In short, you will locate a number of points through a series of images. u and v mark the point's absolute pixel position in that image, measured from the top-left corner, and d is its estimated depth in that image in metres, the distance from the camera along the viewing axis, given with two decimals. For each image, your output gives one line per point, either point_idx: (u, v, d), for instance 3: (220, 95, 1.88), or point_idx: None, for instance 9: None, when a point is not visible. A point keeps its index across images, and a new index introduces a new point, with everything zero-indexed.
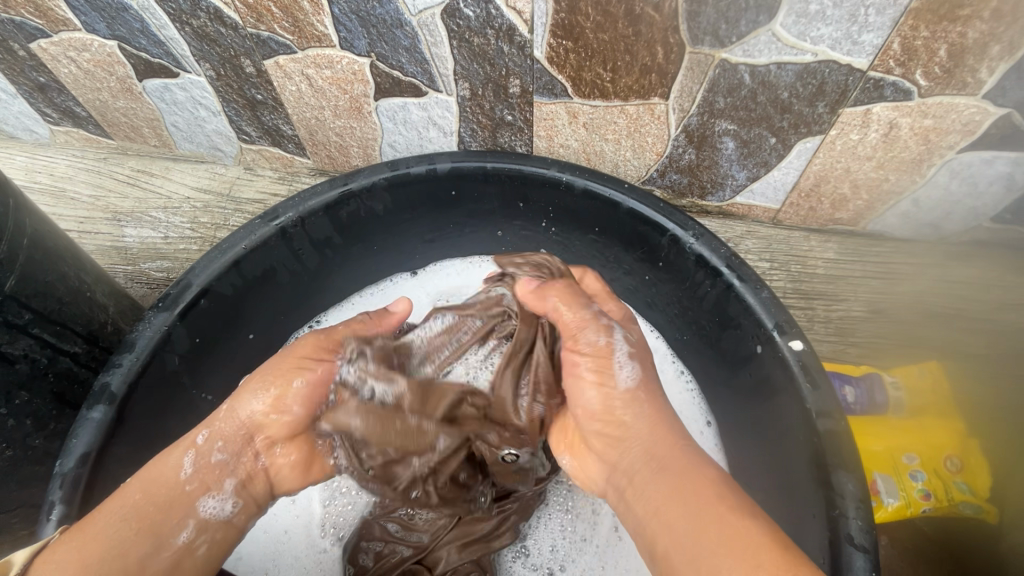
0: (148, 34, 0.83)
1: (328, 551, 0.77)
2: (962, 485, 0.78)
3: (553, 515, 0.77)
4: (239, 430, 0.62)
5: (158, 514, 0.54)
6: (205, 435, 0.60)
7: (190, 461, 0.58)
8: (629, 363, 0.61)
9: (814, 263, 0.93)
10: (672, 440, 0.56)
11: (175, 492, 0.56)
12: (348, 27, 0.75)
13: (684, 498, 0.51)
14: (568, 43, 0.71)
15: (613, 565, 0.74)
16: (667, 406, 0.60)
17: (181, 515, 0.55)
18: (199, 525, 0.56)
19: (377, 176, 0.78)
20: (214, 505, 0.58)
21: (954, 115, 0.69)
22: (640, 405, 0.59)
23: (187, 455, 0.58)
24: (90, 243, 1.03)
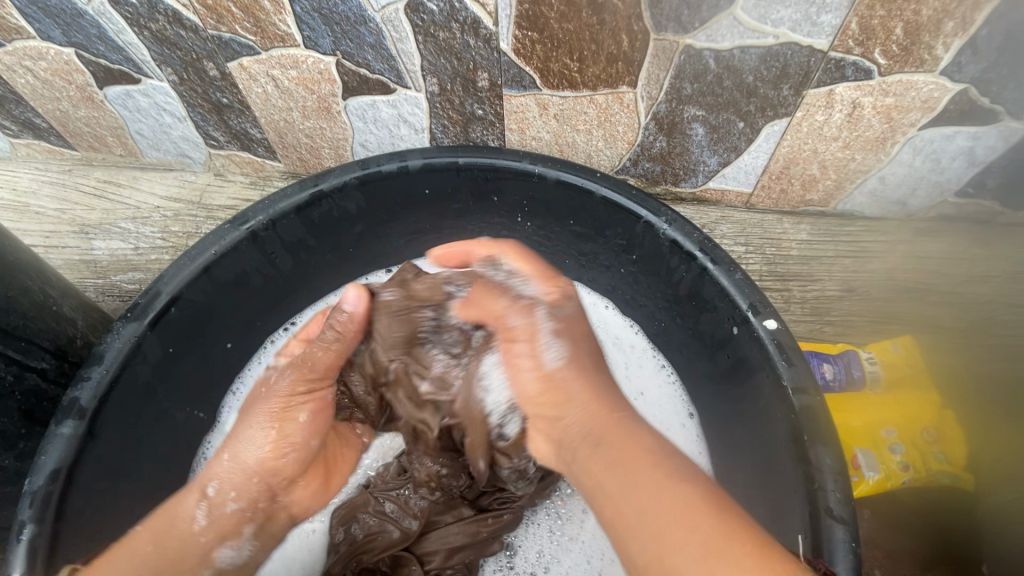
0: (106, 40, 0.81)
1: (315, 532, 0.77)
2: (940, 455, 0.80)
3: (539, 519, 0.77)
4: (250, 479, 0.64)
5: (168, 565, 0.58)
6: (216, 487, 0.63)
7: (203, 514, 0.62)
8: (555, 342, 0.59)
9: (788, 245, 0.94)
10: (608, 411, 0.55)
11: (189, 542, 0.60)
12: (310, 25, 0.74)
13: (621, 472, 0.49)
14: (533, 35, 0.71)
15: (599, 557, 0.74)
16: (594, 370, 0.59)
17: (196, 565, 0.60)
18: (214, 574, 0.62)
19: (348, 175, 0.77)
20: (231, 553, 0.63)
21: (914, 92, 0.70)
22: (570, 381, 0.57)
23: (199, 505, 0.62)
24: (57, 258, 1.00)
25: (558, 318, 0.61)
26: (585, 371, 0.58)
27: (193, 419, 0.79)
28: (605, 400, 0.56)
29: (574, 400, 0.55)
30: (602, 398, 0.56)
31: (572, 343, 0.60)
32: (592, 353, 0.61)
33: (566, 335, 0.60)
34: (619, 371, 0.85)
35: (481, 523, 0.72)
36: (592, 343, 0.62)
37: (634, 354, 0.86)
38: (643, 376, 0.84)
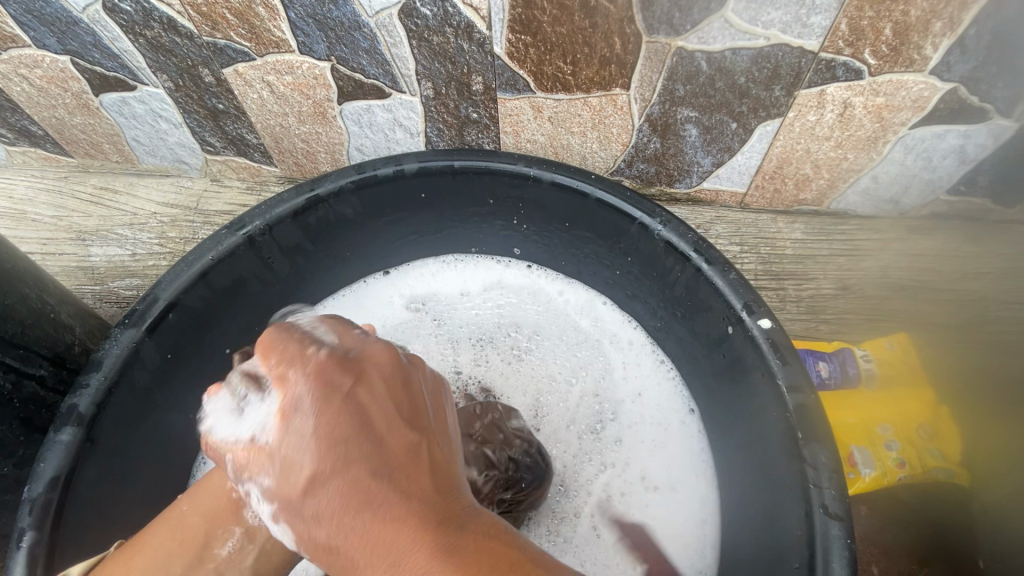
0: (101, 47, 0.81)
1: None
2: (935, 452, 0.80)
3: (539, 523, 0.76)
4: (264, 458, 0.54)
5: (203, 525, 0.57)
6: None
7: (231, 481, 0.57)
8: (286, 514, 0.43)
9: (783, 244, 0.94)
10: (402, 563, 0.39)
11: (224, 503, 0.57)
12: (305, 31, 0.75)
13: None
14: (526, 38, 0.71)
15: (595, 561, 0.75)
16: (355, 506, 0.40)
17: (228, 525, 0.57)
18: (247, 534, 0.57)
19: (344, 179, 0.77)
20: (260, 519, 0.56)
21: (904, 92, 0.71)
22: (341, 548, 0.40)
23: (232, 470, 0.58)
24: (54, 265, 1.00)
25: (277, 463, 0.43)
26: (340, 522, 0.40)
27: (192, 424, 0.80)
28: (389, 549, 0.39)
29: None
30: (388, 540, 0.40)
31: (287, 488, 0.42)
32: (348, 458, 0.41)
33: (300, 482, 0.42)
34: (617, 371, 0.85)
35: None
36: (330, 463, 0.41)
37: (632, 354, 0.86)
38: (641, 377, 0.84)
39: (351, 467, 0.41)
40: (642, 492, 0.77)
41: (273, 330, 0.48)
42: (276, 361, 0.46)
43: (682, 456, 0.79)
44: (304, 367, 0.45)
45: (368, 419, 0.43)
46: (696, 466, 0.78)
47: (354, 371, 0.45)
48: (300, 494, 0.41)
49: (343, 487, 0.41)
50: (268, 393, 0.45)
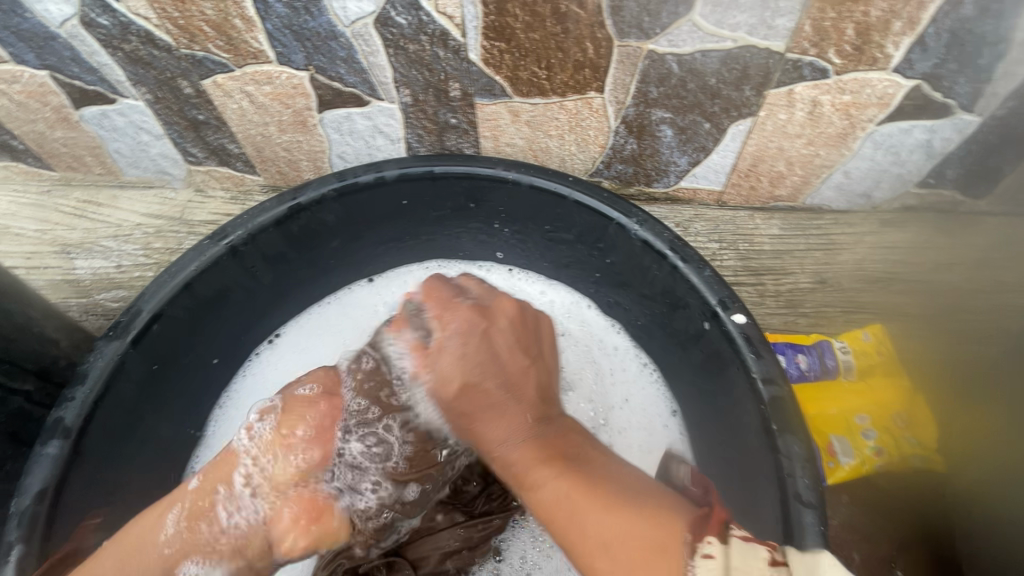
0: (79, 62, 0.82)
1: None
2: (911, 439, 0.83)
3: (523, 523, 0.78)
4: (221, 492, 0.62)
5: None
6: (177, 514, 0.61)
7: (170, 525, 0.61)
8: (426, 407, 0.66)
9: (761, 241, 0.96)
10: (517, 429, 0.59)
11: (152, 556, 0.59)
12: (282, 42, 0.76)
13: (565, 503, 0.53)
14: (501, 45, 0.72)
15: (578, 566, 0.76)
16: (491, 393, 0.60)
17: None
18: None
19: (325, 187, 0.78)
20: (196, 571, 0.61)
21: (870, 89, 0.73)
22: (478, 413, 0.60)
23: (169, 514, 0.61)
24: (39, 279, 1.01)
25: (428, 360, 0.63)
26: (484, 398, 0.60)
27: (180, 434, 0.80)
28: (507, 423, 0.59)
29: (488, 443, 0.60)
30: (503, 425, 0.59)
31: (439, 386, 0.62)
32: (487, 369, 0.60)
33: (448, 387, 0.61)
34: (604, 372, 0.87)
35: (473, 528, 0.76)
36: (481, 365, 0.60)
37: (617, 354, 0.88)
38: (626, 378, 0.86)
39: (493, 368, 0.60)
40: None
41: (432, 281, 0.69)
42: (434, 304, 0.66)
43: (665, 457, 0.80)
44: (455, 311, 0.64)
45: (488, 354, 0.61)
46: None
47: (487, 319, 0.63)
48: (447, 394, 0.61)
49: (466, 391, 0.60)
50: (429, 327, 0.65)
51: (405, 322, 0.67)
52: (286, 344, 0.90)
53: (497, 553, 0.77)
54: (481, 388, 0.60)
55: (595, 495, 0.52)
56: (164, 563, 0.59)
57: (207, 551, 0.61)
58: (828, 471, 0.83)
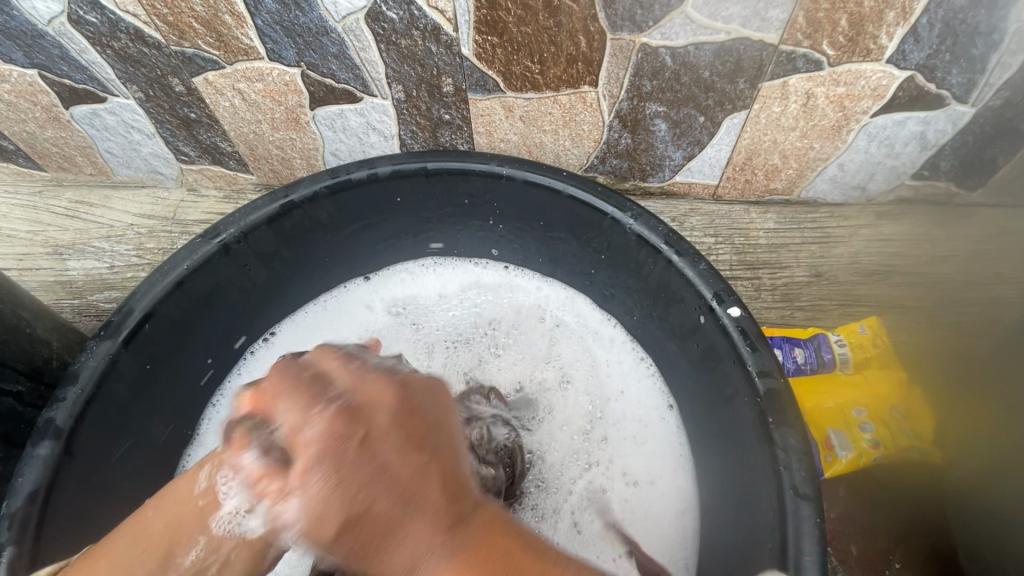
0: (68, 60, 0.81)
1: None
2: (908, 431, 0.82)
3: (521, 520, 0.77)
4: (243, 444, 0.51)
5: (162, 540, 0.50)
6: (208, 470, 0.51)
7: (203, 478, 0.51)
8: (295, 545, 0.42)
9: (756, 234, 0.96)
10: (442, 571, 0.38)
11: (189, 509, 0.51)
12: (273, 38, 0.75)
13: None
14: (493, 39, 0.72)
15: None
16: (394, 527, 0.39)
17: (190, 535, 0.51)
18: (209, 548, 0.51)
19: (318, 184, 0.77)
20: (231, 526, 0.50)
21: (864, 81, 0.73)
22: (373, 556, 0.39)
23: (202, 468, 0.52)
24: (31, 280, 1.00)
25: (281, 485, 0.39)
26: (385, 534, 0.39)
27: (173, 434, 0.80)
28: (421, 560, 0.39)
29: None
30: (412, 563, 0.38)
31: (308, 529, 0.38)
32: (379, 496, 0.39)
33: (320, 531, 0.38)
34: (601, 368, 0.86)
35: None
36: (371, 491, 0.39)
37: (614, 349, 0.87)
38: (623, 373, 0.86)
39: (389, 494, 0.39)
40: (624, 487, 0.78)
41: (312, 353, 0.47)
42: (272, 393, 0.42)
43: (662, 451, 0.80)
44: (316, 410, 0.40)
45: (365, 468, 0.39)
46: (676, 462, 0.78)
47: (362, 419, 0.40)
48: (321, 539, 0.38)
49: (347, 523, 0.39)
50: (276, 434, 0.40)
51: (235, 431, 0.43)
52: (282, 342, 0.90)
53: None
54: (378, 519, 0.39)
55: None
56: (197, 517, 0.51)
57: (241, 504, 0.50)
58: (825, 465, 0.82)
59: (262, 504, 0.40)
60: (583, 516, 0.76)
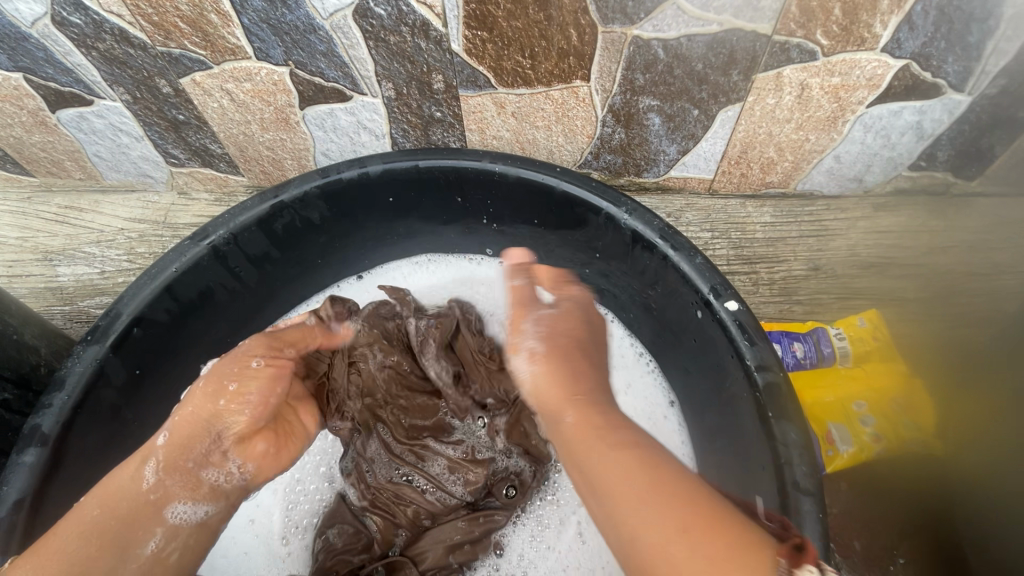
0: (53, 62, 0.80)
1: (289, 556, 0.77)
2: (910, 424, 0.81)
3: (522, 524, 0.77)
4: (202, 426, 0.63)
5: (120, 529, 0.56)
6: (153, 468, 0.60)
7: (151, 473, 0.59)
8: (525, 352, 0.68)
9: (753, 228, 0.95)
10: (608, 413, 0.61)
11: (139, 502, 0.58)
12: (260, 37, 0.74)
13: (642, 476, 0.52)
14: (483, 34, 0.71)
15: (575, 568, 0.75)
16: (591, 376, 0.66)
17: (147, 525, 0.58)
18: (169, 533, 0.59)
19: (308, 184, 0.76)
20: (184, 511, 0.60)
21: (859, 71, 0.72)
22: (568, 372, 0.65)
23: (146, 465, 0.60)
24: (21, 287, 0.98)
25: (555, 310, 0.71)
26: (584, 369, 0.66)
27: None
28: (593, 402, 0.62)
29: (565, 400, 0.63)
30: (590, 406, 0.61)
31: (547, 330, 0.69)
32: (581, 353, 0.68)
33: (552, 333, 0.69)
34: None
35: (473, 522, 0.74)
36: (586, 347, 0.69)
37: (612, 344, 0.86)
38: (622, 369, 0.84)
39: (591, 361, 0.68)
40: None
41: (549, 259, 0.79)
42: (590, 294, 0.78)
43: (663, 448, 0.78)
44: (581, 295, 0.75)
45: (590, 341, 0.70)
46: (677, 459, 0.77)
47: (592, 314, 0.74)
48: (548, 342, 0.68)
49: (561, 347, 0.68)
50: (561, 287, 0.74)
51: (517, 276, 0.73)
52: None
53: (497, 548, 0.75)
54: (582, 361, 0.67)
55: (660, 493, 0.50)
56: (149, 510, 0.58)
57: (193, 491, 0.61)
58: (826, 460, 0.82)
59: (529, 310, 0.71)
60: (587, 525, 0.76)
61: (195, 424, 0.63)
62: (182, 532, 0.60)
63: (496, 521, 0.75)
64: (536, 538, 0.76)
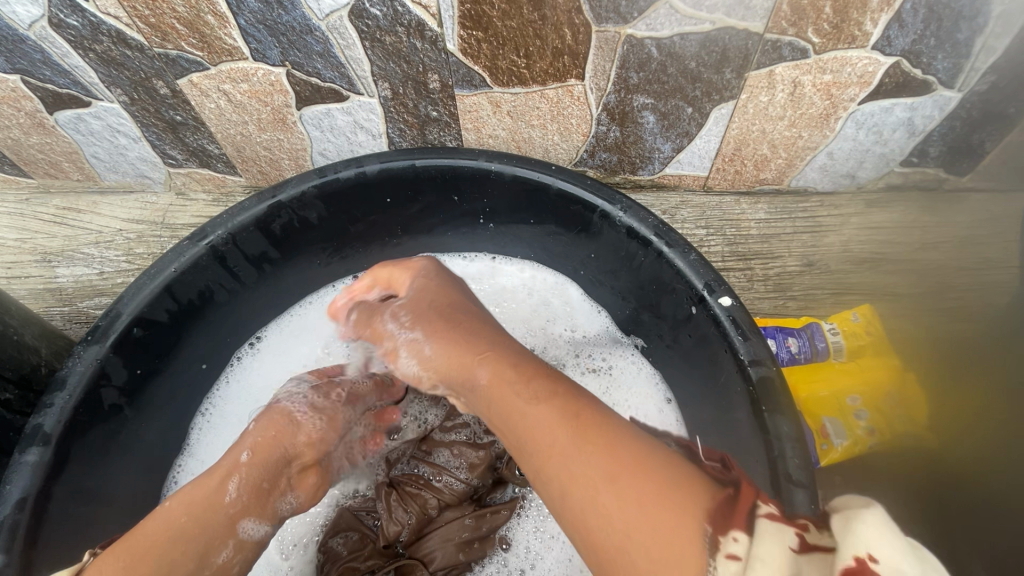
0: (51, 64, 0.80)
1: (291, 570, 0.75)
2: (903, 417, 0.82)
3: (526, 515, 0.78)
4: (279, 453, 0.62)
5: (198, 535, 0.54)
6: (235, 484, 0.58)
7: (234, 488, 0.57)
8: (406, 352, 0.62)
9: (747, 226, 0.96)
10: (516, 374, 0.53)
11: (217, 512, 0.55)
12: (257, 38, 0.75)
13: (564, 438, 0.46)
14: (478, 34, 0.72)
15: (580, 557, 0.75)
16: (465, 336, 0.59)
17: (223, 536, 0.55)
18: (238, 545, 0.56)
19: (305, 184, 0.77)
20: (253, 528, 0.57)
21: (850, 68, 0.72)
22: (444, 362, 0.58)
23: (231, 480, 0.58)
24: (20, 288, 0.99)
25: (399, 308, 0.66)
26: (454, 347, 0.58)
27: (165, 439, 0.79)
28: (499, 363, 0.54)
29: (469, 374, 0.55)
30: (499, 367, 0.54)
31: (416, 332, 0.62)
32: (454, 327, 0.60)
33: (418, 341, 0.61)
34: (594, 360, 0.86)
35: (480, 519, 0.76)
36: (450, 311, 0.62)
37: (607, 342, 0.87)
38: (618, 367, 0.85)
39: (460, 322, 0.61)
40: None
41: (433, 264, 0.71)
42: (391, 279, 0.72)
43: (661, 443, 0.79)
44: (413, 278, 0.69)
45: (466, 308, 0.63)
46: None
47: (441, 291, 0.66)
48: (424, 339, 0.61)
49: (452, 317, 0.61)
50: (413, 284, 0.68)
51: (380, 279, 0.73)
52: (269, 347, 0.89)
53: (503, 543, 0.76)
54: (465, 324, 0.60)
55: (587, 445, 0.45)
56: (227, 523, 0.56)
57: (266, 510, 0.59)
58: (822, 453, 0.82)
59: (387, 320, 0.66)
60: None
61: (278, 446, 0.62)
62: (249, 549, 0.57)
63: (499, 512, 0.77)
64: (540, 528, 0.77)
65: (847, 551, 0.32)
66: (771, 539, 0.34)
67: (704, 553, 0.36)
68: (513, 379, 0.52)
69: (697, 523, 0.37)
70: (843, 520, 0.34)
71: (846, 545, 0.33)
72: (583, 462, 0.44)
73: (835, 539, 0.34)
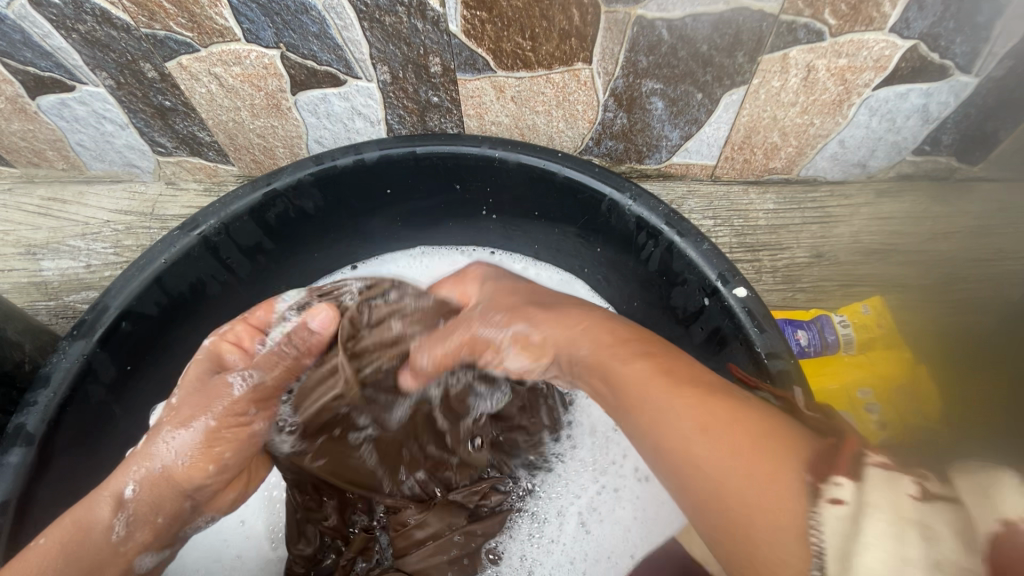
0: (32, 45, 0.76)
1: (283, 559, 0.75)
2: (917, 411, 0.81)
3: (519, 522, 0.75)
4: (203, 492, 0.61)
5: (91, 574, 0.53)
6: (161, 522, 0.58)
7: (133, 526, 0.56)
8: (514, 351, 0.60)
9: (756, 216, 0.94)
10: (605, 333, 0.53)
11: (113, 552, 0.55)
12: (249, 18, 0.71)
13: (652, 390, 0.45)
14: (482, 14, 0.69)
15: (582, 558, 0.74)
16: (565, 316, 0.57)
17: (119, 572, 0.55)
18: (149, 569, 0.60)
19: (302, 171, 0.74)
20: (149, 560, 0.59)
21: (866, 52, 0.70)
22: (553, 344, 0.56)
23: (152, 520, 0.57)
24: (4, 282, 0.95)
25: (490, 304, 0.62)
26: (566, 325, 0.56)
27: None
28: (583, 324, 0.55)
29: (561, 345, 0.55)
30: (584, 329, 0.54)
31: (522, 328, 0.58)
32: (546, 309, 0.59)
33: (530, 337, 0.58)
34: None
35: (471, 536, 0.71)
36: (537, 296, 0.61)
37: None
38: None
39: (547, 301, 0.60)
40: (635, 484, 0.77)
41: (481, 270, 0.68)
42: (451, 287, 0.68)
43: None
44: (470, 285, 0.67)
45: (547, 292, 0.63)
46: None
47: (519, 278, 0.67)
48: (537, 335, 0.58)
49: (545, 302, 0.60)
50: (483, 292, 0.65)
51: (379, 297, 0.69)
52: None
53: (491, 555, 0.74)
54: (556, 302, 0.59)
55: (686, 383, 0.45)
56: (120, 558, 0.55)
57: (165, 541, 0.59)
58: None
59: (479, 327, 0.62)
60: (589, 515, 0.76)
61: (171, 481, 0.57)
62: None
63: (488, 527, 0.72)
64: (536, 537, 0.75)
65: (983, 518, 0.30)
66: (889, 490, 0.32)
67: (803, 500, 0.35)
68: (607, 340, 0.52)
69: (795, 471, 0.36)
70: (974, 480, 0.32)
71: (983, 509, 0.30)
72: (680, 402, 0.43)
73: (967, 499, 0.31)
